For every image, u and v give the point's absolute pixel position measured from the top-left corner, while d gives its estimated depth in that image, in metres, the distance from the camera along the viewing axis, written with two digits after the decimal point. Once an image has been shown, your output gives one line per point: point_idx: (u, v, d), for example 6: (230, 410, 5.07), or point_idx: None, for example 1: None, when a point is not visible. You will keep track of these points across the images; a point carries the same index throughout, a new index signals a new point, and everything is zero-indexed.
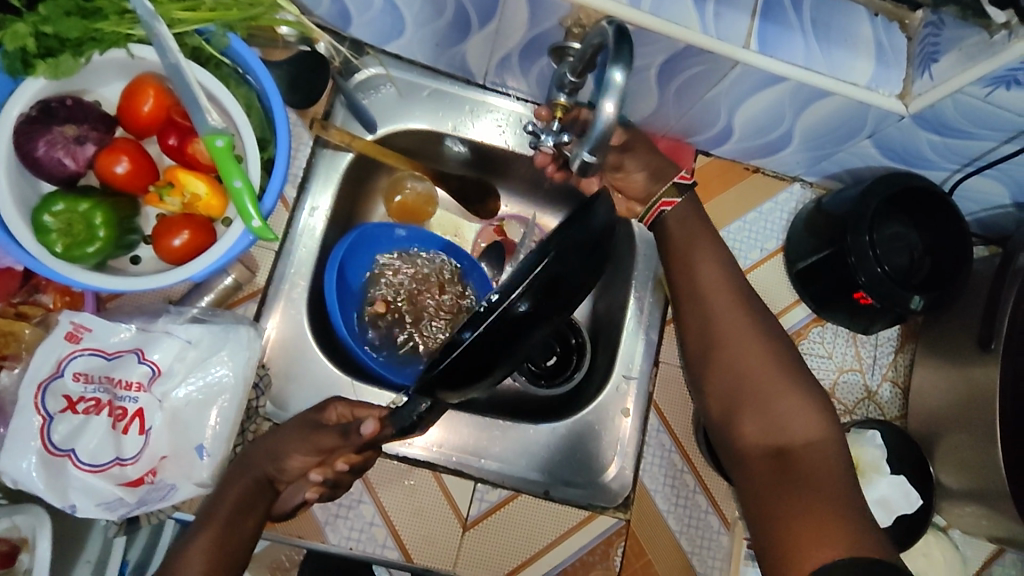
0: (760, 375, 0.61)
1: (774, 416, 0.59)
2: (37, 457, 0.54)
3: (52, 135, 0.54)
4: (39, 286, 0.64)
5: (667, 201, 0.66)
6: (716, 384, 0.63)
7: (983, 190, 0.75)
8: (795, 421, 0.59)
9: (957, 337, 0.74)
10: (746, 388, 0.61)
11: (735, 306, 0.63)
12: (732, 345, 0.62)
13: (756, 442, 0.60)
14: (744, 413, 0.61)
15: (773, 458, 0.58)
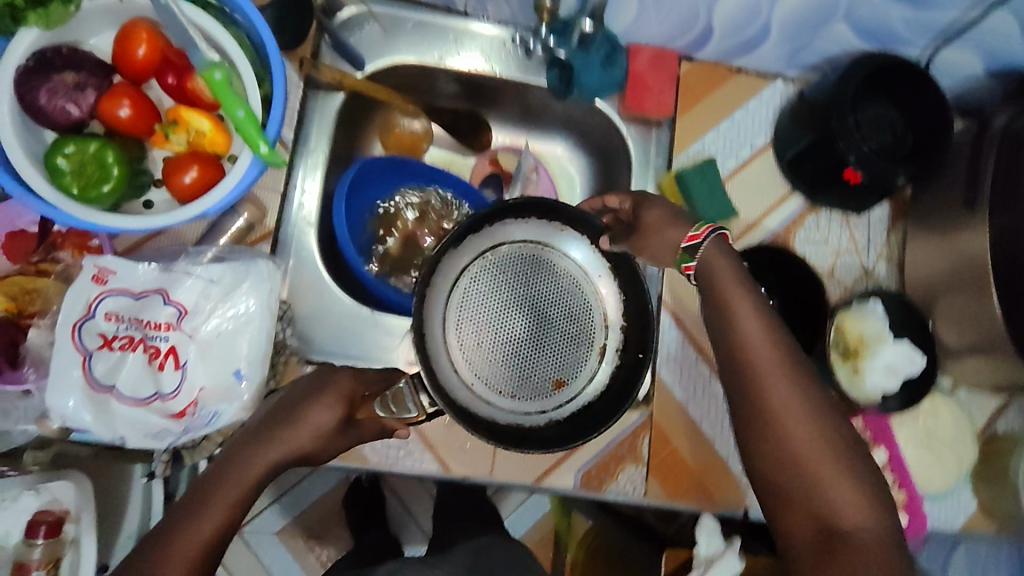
0: (808, 452, 0.56)
1: (829, 504, 0.55)
2: (82, 395, 0.57)
3: (52, 83, 0.55)
4: (56, 244, 0.65)
5: (688, 265, 0.61)
6: (763, 457, 0.58)
7: (956, 62, 0.78)
8: (846, 507, 0.54)
9: (944, 204, 0.77)
10: (797, 466, 0.56)
11: (781, 359, 0.57)
12: (785, 420, 0.56)
13: (805, 525, 0.56)
14: (792, 496, 0.56)
15: (822, 541, 0.54)
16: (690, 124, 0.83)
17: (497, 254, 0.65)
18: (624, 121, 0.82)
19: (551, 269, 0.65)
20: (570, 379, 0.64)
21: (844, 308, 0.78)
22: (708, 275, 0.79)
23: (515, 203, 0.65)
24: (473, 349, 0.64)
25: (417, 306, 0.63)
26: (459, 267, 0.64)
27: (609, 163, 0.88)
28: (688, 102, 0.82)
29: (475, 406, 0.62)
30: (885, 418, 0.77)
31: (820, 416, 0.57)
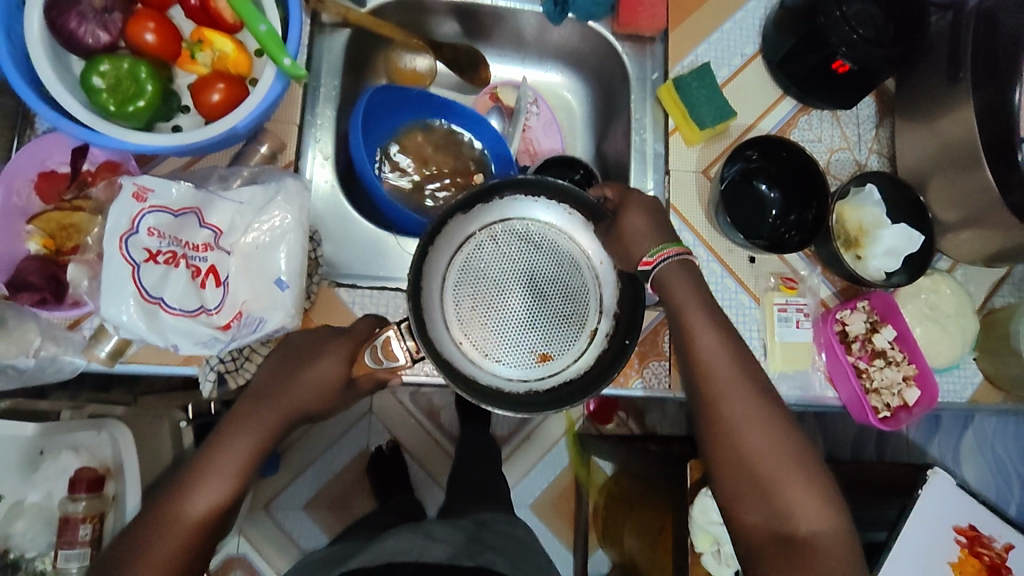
0: (768, 465, 0.64)
1: (778, 507, 0.63)
2: (136, 306, 0.59)
3: (81, 7, 0.57)
4: (88, 181, 0.67)
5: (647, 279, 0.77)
6: (729, 468, 0.65)
7: None
8: (801, 511, 0.62)
9: (928, 89, 0.81)
10: (757, 475, 0.64)
11: (743, 386, 0.66)
12: (749, 433, 0.64)
13: (759, 524, 0.63)
14: (750, 500, 0.64)
15: (777, 540, 0.62)
16: (683, 37, 0.85)
17: (500, 230, 0.76)
18: (619, 40, 0.86)
19: (555, 249, 0.77)
20: (555, 354, 0.75)
21: (842, 198, 0.82)
22: (711, 176, 0.83)
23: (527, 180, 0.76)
24: (467, 309, 0.75)
25: (419, 266, 0.74)
26: (462, 238, 0.75)
27: (608, 86, 0.92)
28: (678, 15, 0.86)
29: (463, 364, 0.73)
30: (889, 295, 0.79)
31: (779, 431, 0.65)
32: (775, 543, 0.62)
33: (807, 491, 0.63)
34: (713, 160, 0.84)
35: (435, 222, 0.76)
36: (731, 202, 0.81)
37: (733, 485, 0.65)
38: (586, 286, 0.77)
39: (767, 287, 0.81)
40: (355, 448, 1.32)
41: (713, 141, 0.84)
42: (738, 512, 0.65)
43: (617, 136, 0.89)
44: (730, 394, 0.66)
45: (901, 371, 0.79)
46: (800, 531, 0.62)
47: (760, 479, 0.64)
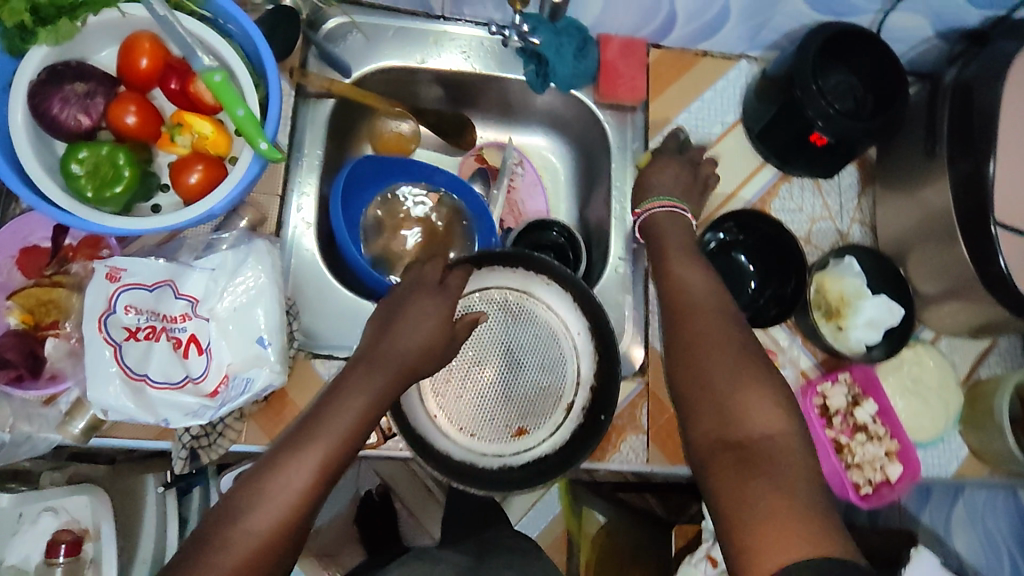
0: (722, 381, 0.60)
1: (725, 413, 0.59)
2: (120, 384, 0.59)
3: (64, 93, 0.58)
4: (68, 257, 0.68)
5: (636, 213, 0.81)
6: (691, 394, 0.62)
7: (907, 26, 0.80)
8: (753, 418, 0.58)
9: (909, 160, 0.81)
10: (716, 396, 0.60)
11: (718, 325, 0.64)
12: (715, 364, 0.61)
13: (707, 433, 0.59)
14: (700, 410, 0.60)
15: (727, 447, 0.57)
16: (662, 107, 0.87)
17: (478, 302, 0.77)
18: (600, 108, 0.87)
19: (533, 320, 0.78)
20: (530, 429, 0.75)
21: (822, 269, 0.82)
22: None
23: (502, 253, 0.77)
24: (444, 382, 0.75)
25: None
26: None
27: (591, 152, 0.92)
28: (659, 87, 0.87)
29: (436, 438, 0.73)
30: (871, 368, 0.80)
31: (754, 374, 0.60)
32: (721, 451, 0.57)
33: (762, 398, 0.59)
34: (692, 230, 0.84)
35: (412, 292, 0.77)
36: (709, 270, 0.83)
37: (698, 415, 0.60)
38: (563, 359, 0.78)
39: None
40: (344, 498, 1.29)
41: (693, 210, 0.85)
42: (692, 417, 0.61)
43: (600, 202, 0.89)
44: (701, 332, 0.64)
45: (884, 446, 0.79)
46: (750, 427, 0.57)
47: (717, 396, 0.60)
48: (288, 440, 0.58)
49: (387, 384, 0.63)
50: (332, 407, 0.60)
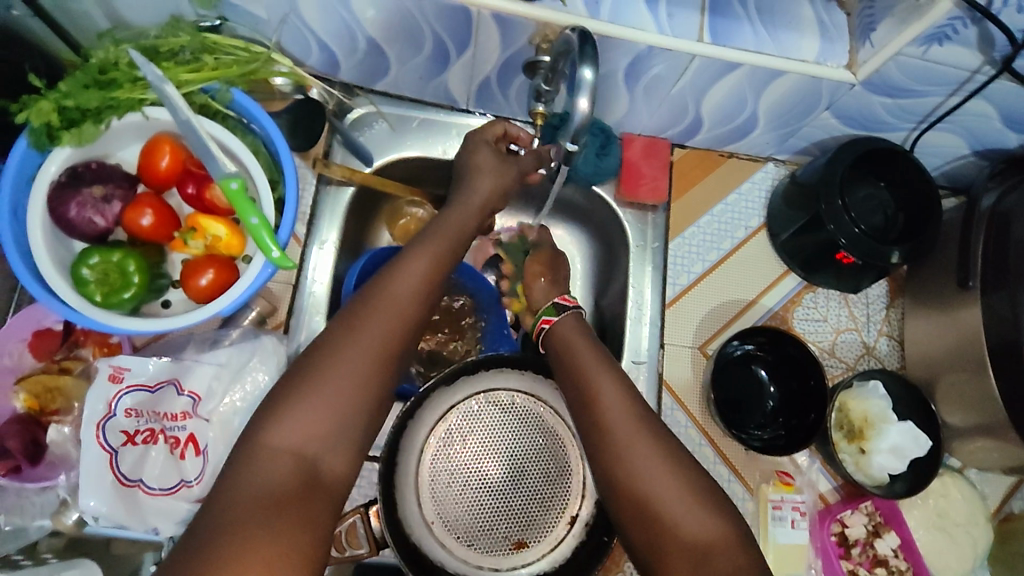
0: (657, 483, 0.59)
1: (678, 521, 0.57)
2: (113, 489, 0.61)
3: (81, 196, 0.60)
4: (78, 341, 0.68)
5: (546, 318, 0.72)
6: (630, 502, 0.60)
7: (940, 143, 0.78)
8: (700, 521, 0.57)
9: (940, 281, 0.77)
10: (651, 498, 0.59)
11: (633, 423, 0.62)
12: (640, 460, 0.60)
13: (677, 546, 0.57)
14: (656, 525, 0.58)
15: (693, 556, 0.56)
16: (685, 208, 0.86)
17: (484, 404, 0.76)
18: (621, 206, 0.85)
19: (541, 425, 0.76)
20: (530, 542, 0.72)
21: (846, 389, 0.78)
22: (707, 354, 0.82)
23: (514, 359, 0.77)
24: (442, 485, 0.73)
25: (396, 439, 0.73)
26: (440, 407, 0.75)
27: (609, 247, 0.90)
28: (681, 188, 0.86)
29: (432, 545, 0.71)
30: (895, 501, 0.76)
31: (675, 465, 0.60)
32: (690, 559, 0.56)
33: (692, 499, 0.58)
34: (709, 338, 0.83)
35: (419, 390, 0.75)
36: (727, 381, 0.80)
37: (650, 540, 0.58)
38: (569, 469, 0.75)
39: (762, 479, 0.79)
40: None
41: (710, 317, 0.84)
42: (652, 531, 0.58)
43: (614, 300, 0.87)
44: (632, 433, 0.61)
45: None
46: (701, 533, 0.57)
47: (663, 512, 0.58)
48: (345, 315, 0.58)
49: (430, 284, 0.62)
50: (380, 288, 0.60)
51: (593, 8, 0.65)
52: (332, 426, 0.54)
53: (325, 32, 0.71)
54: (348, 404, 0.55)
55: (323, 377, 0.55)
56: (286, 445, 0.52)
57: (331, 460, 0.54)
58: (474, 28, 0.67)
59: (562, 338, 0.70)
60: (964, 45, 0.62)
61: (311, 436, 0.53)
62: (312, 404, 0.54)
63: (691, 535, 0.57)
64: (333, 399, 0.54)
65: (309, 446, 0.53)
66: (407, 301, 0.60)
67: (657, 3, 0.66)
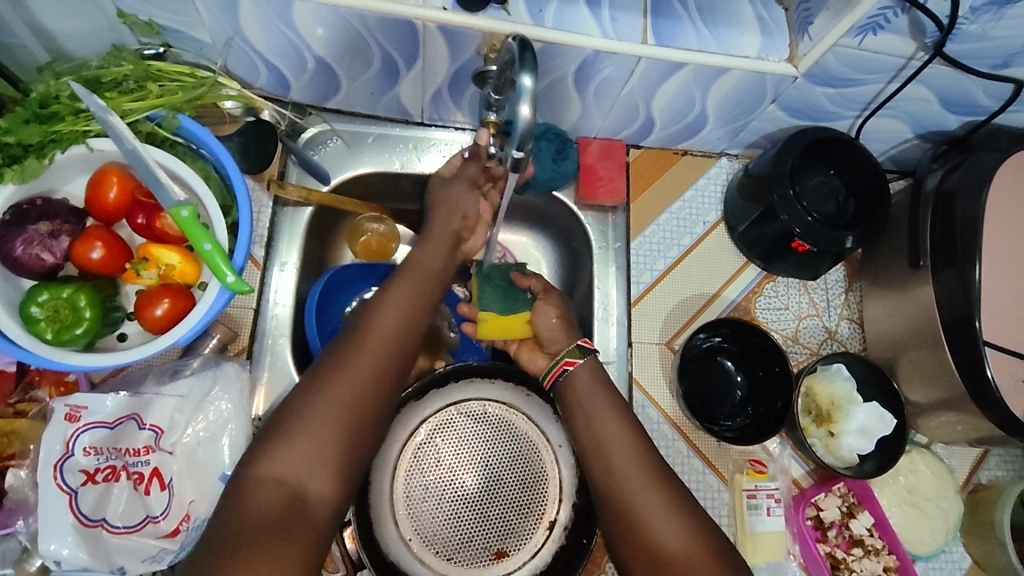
0: (645, 491, 0.62)
1: (664, 527, 0.60)
2: (75, 532, 0.59)
3: (27, 234, 0.59)
4: (34, 381, 0.66)
5: (569, 360, 0.70)
6: (618, 509, 0.62)
7: (885, 129, 0.81)
8: (683, 528, 0.60)
9: (892, 262, 0.80)
10: (639, 503, 0.61)
11: (623, 432, 0.65)
12: (631, 468, 0.63)
13: (667, 548, 0.59)
14: (645, 530, 0.60)
15: (681, 559, 0.59)
16: (644, 207, 0.87)
17: (455, 416, 0.76)
18: (582, 209, 0.86)
19: (515, 432, 0.76)
20: (510, 551, 0.72)
21: (811, 373, 0.79)
22: (674, 349, 0.83)
23: (490, 367, 0.76)
24: (418, 501, 0.72)
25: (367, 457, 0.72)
26: (411, 421, 0.75)
27: (572, 249, 0.90)
28: (638, 188, 0.87)
29: (411, 562, 0.71)
30: (866, 481, 0.77)
31: (663, 474, 0.63)
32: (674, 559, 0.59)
33: (672, 505, 0.61)
34: (677, 332, 0.84)
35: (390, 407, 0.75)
36: (696, 375, 0.81)
37: (615, 530, 0.62)
38: (544, 475, 0.75)
39: (736, 469, 0.80)
40: None
41: (675, 312, 0.85)
42: (639, 535, 0.60)
43: (581, 303, 0.88)
44: (615, 441, 0.65)
45: (882, 561, 0.76)
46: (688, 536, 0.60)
47: (625, 502, 0.62)
48: (334, 351, 0.60)
49: (415, 308, 0.66)
50: (365, 323, 0.62)
51: (537, 15, 0.66)
52: (327, 445, 0.56)
53: (270, 53, 0.71)
54: (345, 422, 0.57)
55: (311, 414, 0.56)
56: (271, 479, 0.54)
57: (318, 491, 0.55)
58: (421, 41, 0.68)
59: (582, 386, 0.69)
60: (897, 33, 0.64)
61: (303, 460, 0.55)
62: (297, 443, 0.55)
63: (678, 539, 0.59)
64: (330, 422, 0.56)
65: (303, 465, 0.55)
66: (399, 322, 0.63)
67: (600, 7, 0.67)
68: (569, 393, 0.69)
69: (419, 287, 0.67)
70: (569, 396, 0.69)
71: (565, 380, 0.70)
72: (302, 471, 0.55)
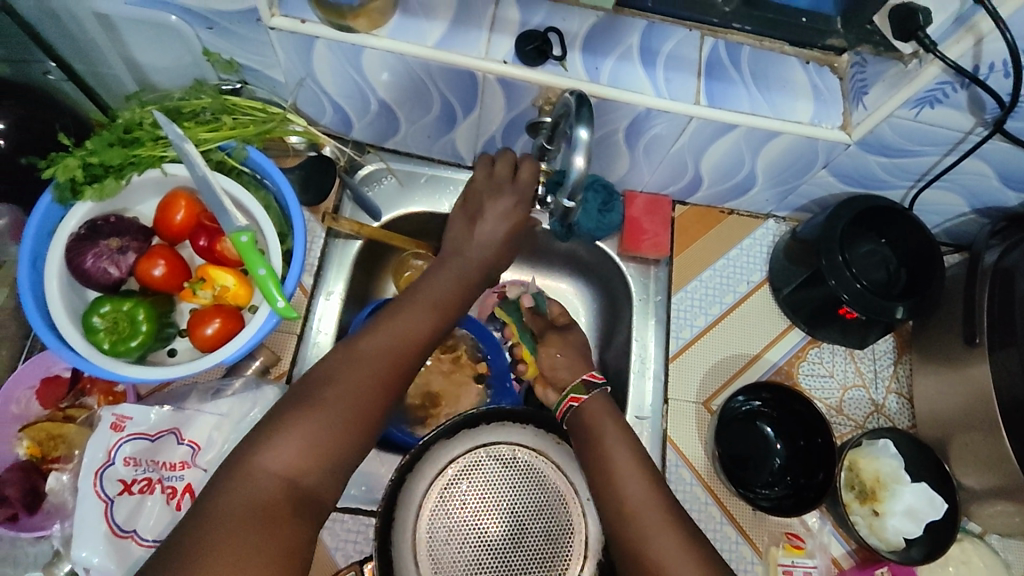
0: (666, 547, 0.59)
1: None
2: (106, 541, 0.60)
3: (98, 248, 0.63)
4: (85, 389, 0.69)
5: (575, 396, 0.70)
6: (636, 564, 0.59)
7: (941, 201, 0.80)
8: None
9: (946, 336, 0.77)
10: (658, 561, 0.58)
11: (643, 480, 0.63)
12: (649, 522, 0.60)
13: None
14: None
15: None
16: (688, 262, 0.87)
17: (484, 459, 0.75)
18: (624, 260, 0.87)
19: (543, 480, 0.75)
20: None
21: (855, 447, 0.76)
22: (711, 409, 0.81)
23: (518, 410, 0.77)
24: (441, 543, 0.71)
25: (394, 493, 0.72)
26: (440, 461, 0.74)
27: (611, 299, 0.91)
28: (682, 244, 0.88)
29: None
30: (912, 568, 0.73)
31: (684, 528, 0.60)
32: None
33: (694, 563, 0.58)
34: (715, 392, 0.82)
35: (421, 444, 0.75)
36: (734, 438, 0.79)
37: None
38: (571, 530, 0.73)
39: (771, 542, 0.76)
40: None
41: (714, 371, 0.83)
42: None
43: (618, 355, 0.87)
44: (633, 490, 0.63)
45: None
46: None
47: (645, 558, 0.59)
48: (349, 349, 0.62)
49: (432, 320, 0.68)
50: (385, 326, 0.64)
51: (593, 72, 0.68)
52: (331, 439, 0.57)
53: (339, 94, 0.75)
54: (356, 424, 0.58)
55: (318, 405, 0.57)
56: (274, 469, 0.53)
57: (320, 487, 0.55)
58: (480, 91, 0.71)
59: (590, 416, 0.68)
60: (955, 108, 0.64)
61: (305, 450, 0.55)
62: (303, 435, 0.55)
63: None
64: (338, 416, 0.57)
65: (308, 460, 0.55)
66: (414, 335, 0.65)
67: (655, 68, 0.69)
68: (578, 426, 0.69)
69: (440, 302, 0.69)
70: (586, 437, 0.67)
71: (583, 425, 0.68)
72: (305, 464, 0.55)
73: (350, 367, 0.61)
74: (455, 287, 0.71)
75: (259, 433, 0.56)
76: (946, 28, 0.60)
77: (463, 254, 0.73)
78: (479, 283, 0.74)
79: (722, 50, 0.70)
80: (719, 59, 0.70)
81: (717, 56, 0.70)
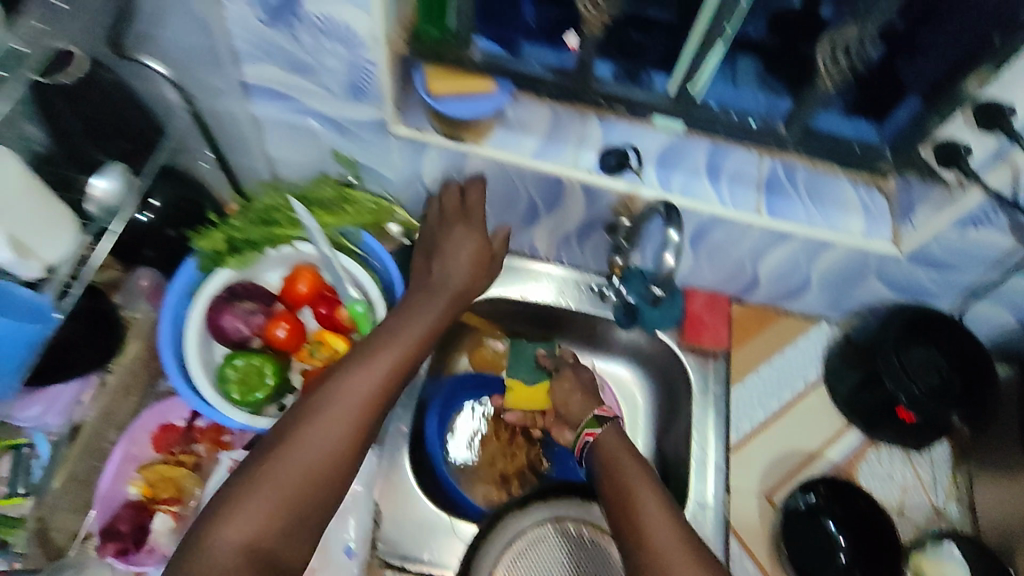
0: None
1: None
2: None
3: (234, 309, 0.72)
4: (194, 438, 0.81)
5: (590, 431, 0.74)
6: None
7: (989, 313, 0.85)
8: None
9: (1012, 452, 0.80)
10: None
11: (667, 517, 0.65)
12: (673, 557, 0.61)
13: None
14: None
15: None
16: (746, 356, 0.92)
17: (555, 535, 0.77)
18: (684, 352, 0.93)
19: (608, 561, 0.77)
20: None
21: (919, 549, 0.78)
22: (774, 503, 0.83)
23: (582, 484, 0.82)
24: None
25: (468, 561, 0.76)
26: (513, 534, 0.77)
27: (671, 389, 0.96)
28: (739, 340, 0.93)
29: None
30: None
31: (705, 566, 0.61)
32: None
33: None
34: (777, 485, 0.85)
35: (494, 515, 0.78)
36: (798, 534, 0.80)
37: None
38: None
39: None
40: None
41: (775, 464, 0.86)
42: None
43: (678, 443, 0.91)
44: (658, 526, 0.64)
45: None
46: None
47: None
48: (301, 412, 0.62)
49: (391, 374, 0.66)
50: (338, 381, 0.64)
51: (665, 182, 0.78)
52: (279, 504, 0.58)
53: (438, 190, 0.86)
54: (308, 489, 0.59)
55: (274, 464, 0.59)
56: (233, 542, 0.55)
57: (284, 553, 0.57)
58: (564, 195, 0.81)
59: (608, 449, 0.71)
60: (998, 229, 0.71)
61: (257, 520, 0.57)
62: (248, 507, 0.57)
63: None
64: (283, 485, 0.58)
65: (265, 529, 0.57)
66: (367, 390, 0.64)
67: (720, 182, 0.79)
68: (599, 460, 0.71)
69: (403, 350, 0.69)
70: (604, 471, 0.70)
71: (603, 458, 0.71)
72: (259, 532, 0.56)
73: (300, 431, 0.61)
74: (426, 332, 0.72)
75: (217, 503, 0.58)
76: (986, 160, 0.69)
77: (447, 286, 0.77)
78: (456, 305, 0.78)
79: (780, 170, 0.79)
80: (778, 177, 0.79)
81: (775, 175, 0.79)
